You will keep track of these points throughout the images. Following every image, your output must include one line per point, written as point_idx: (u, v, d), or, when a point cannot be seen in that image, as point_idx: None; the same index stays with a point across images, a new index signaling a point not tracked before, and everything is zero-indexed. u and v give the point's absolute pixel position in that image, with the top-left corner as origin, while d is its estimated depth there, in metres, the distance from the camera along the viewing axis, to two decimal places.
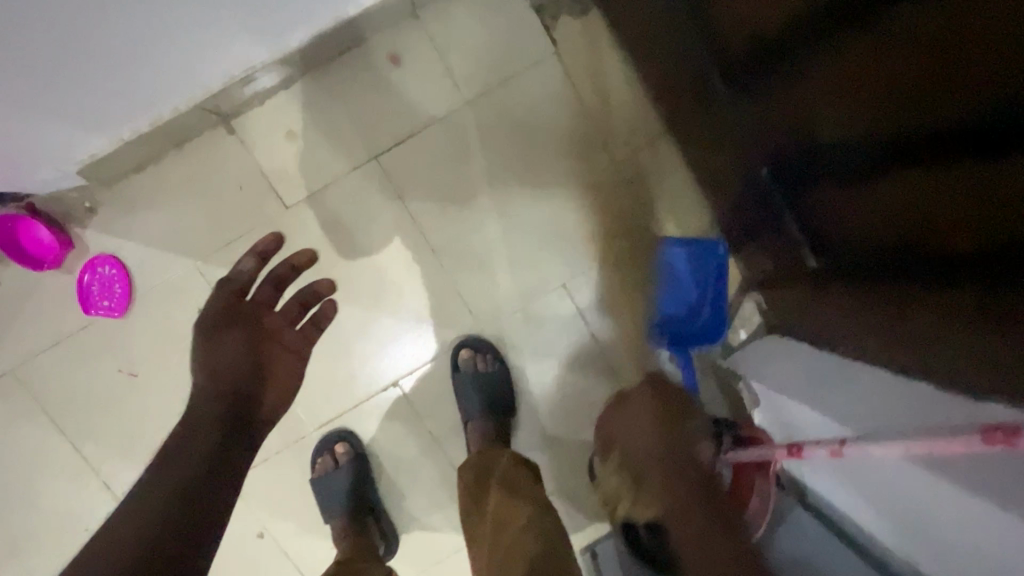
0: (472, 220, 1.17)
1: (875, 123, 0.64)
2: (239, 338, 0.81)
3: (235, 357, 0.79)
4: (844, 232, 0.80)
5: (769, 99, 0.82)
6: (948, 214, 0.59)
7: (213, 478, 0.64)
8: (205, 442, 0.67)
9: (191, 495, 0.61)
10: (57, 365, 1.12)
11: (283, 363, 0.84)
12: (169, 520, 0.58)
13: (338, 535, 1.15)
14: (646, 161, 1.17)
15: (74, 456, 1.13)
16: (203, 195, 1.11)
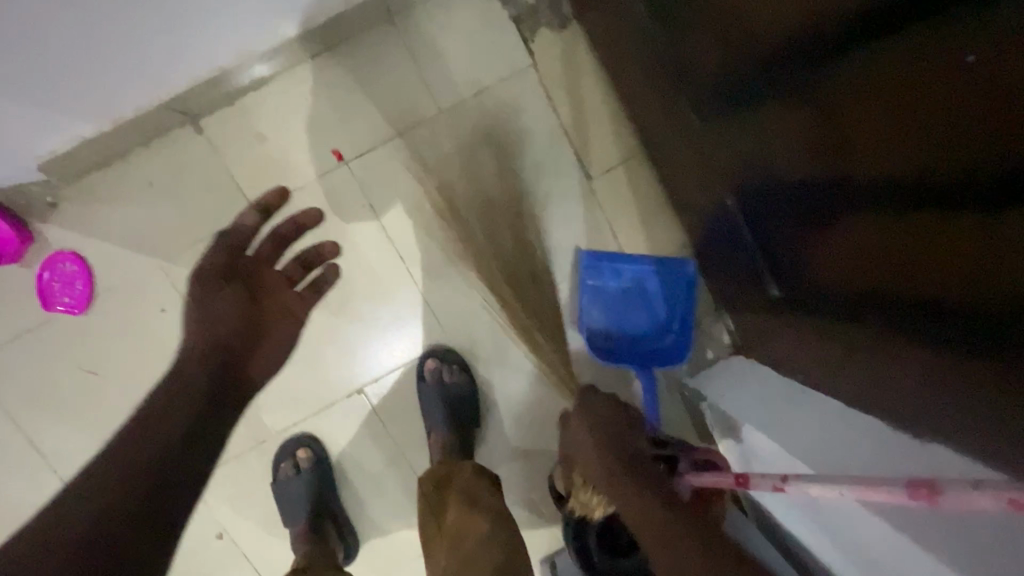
0: (443, 229, 1.16)
1: (836, 164, 0.65)
2: (233, 296, 0.77)
3: (227, 315, 0.76)
4: (810, 267, 0.80)
5: (738, 131, 0.82)
6: (918, 260, 0.58)
7: (210, 422, 0.65)
8: (203, 384, 0.67)
9: (184, 439, 0.62)
10: (15, 362, 1.10)
11: (274, 327, 0.80)
12: (157, 463, 0.58)
13: (297, 540, 1.15)
14: (619, 178, 1.17)
15: (30, 453, 1.12)
16: (170, 194, 1.10)
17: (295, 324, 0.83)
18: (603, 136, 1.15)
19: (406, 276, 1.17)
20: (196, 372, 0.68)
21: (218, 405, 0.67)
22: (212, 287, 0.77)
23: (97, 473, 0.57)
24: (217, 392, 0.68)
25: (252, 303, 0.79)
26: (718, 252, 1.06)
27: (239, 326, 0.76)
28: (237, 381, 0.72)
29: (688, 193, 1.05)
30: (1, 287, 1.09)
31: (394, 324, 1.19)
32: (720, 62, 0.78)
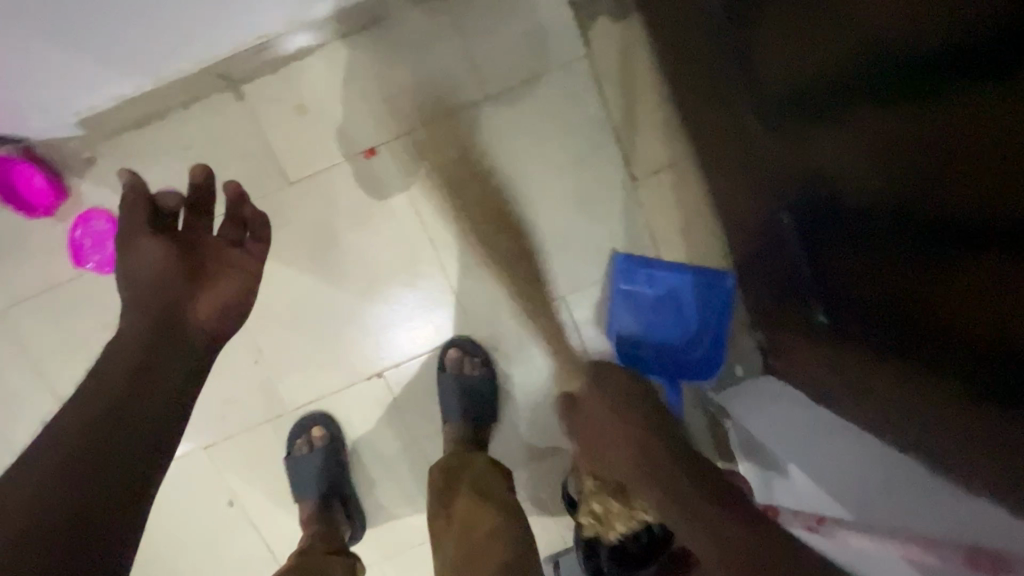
0: (476, 220, 1.13)
1: (890, 192, 0.62)
2: (152, 248, 0.67)
3: (153, 274, 0.67)
4: (857, 295, 0.76)
5: (792, 144, 0.77)
6: (979, 310, 0.54)
7: (133, 405, 0.56)
8: (124, 366, 0.59)
9: (95, 439, 0.53)
10: (41, 315, 1.11)
11: (220, 286, 0.70)
12: (69, 465, 0.51)
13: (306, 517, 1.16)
14: (665, 181, 1.12)
15: (53, 406, 1.13)
16: (204, 161, 1.08)
17: (248, 278, 0.72)
18: (653, 140, 1.10)
19: (435, 265, 1.15)
20: (124, 346, 0.61)
21: (146, 384, 0.59)
22: (131, 246, 0.68)
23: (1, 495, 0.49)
24: (142, 366, 0.59)
25: (185, 258, 0.69)
26: (763, 272, 1.01)
27: (173, 282, 0.67)
28: (177, 342, 0.64)
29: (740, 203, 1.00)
30: (31, 238, 1.09)
31: (418, 312, 1.17)
32: (784, 72, 0.72)
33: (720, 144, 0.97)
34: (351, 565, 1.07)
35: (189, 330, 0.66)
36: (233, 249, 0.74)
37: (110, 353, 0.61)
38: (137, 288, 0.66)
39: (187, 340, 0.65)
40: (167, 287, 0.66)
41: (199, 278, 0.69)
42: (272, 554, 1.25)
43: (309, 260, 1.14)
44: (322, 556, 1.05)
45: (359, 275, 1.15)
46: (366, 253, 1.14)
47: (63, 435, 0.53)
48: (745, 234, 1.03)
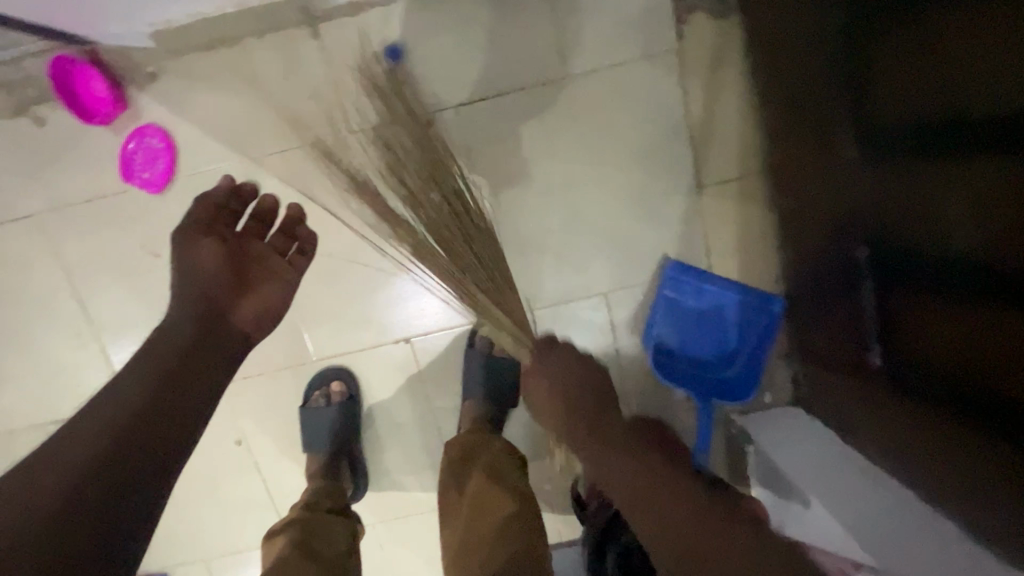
0: (532, 203, 1.10)
1: (996, 252, 0.57)
2: (211, 245, 0.86)
3: (208, 268, 0.84)
4: (920, 342, 0.76)
5: (884, 177, 0.75)
6: (1016, 367, 0.57)
7: (168, 402, 0.67)
8: (162, 365, 0.70)
9: (127, 427, 0.63)
10: (82, 227, 1.09)
11: (263, 287, 0.89)
12: (111, 443, 0.62)
13: (312, 469, 1.16)
14: (731, 195, 1.08)
15: (81, 315, 1.13)
16: (269, 97, 1.05)
17: (283, 286, 0.91)
18: (729, 150, 1.06)
19: (481, 242, 1.12)
20: (173, 333, 0.75)
21: (179, 386, 0.70)
22: (194, 241, 0.87)
23: (42, 461, 0.59)
24: (178, 367, 0.71)
25: (236, 257, 0.88)
26: (821, 298, 0.98)
27: (224, 279, 0.84)
28: (218, 338, 0.78)
29: (808, 232, 0.98)
30: (81, 148, 1.06)
31: None
32: (900, 98, 0.68)
33: (804, 167, 0.93)
34: (352, 530, 1.06)
35: (230, 325, 0.81)
36: (277, 258, 0.93)
37: (157, 340, 0.74)
38: (191, 277, 0.83)
39: (228, 336, 0.80)
40: (218, 283, 0.83)
41: (244, 278, 0.87)
42: (271, 500, 1.25)
43: (355, 214, 1.11)
44: (324, 519, 1.04)
45: (402, 239, 1.12)
46: None
47: (104, 417, 0.64)
48: (813, 257, 0.98)
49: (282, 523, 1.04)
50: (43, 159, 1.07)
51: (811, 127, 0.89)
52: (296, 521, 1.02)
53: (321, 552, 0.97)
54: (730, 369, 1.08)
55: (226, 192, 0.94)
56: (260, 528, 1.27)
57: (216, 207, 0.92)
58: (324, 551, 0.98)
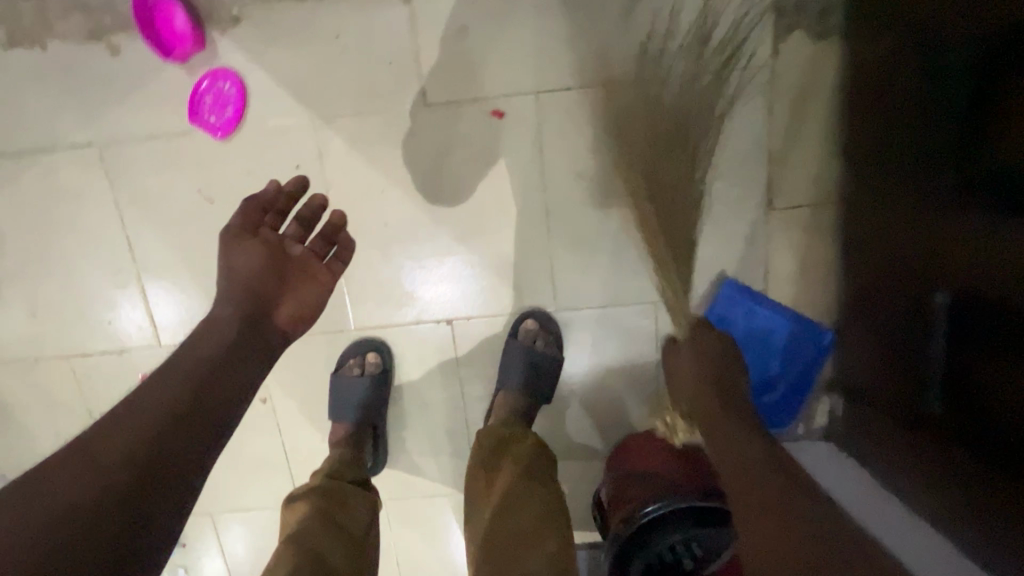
0: (597, 201, 1.08)
1: None
2: (255, 248, 0.80)
3: (249, 271, 0.79)
4: (995, 398, 0.74)
5: (982, 224, 0.71)
6: None
7: (199, 408, 0.65)
8: (178, 391, 0.65)
9: (130, 465, 0.59)
10: (141, 164, 1.08)
11: (301, 291, 0.82)
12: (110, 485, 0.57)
13: (337, 438, 1.15)
14: (799, 221, 1.06)
15: (126, 250, 1.12)
16: (349, 57, 1.03)
17: (321, 291, 0.83)
18: (806, 176, 1.04)
19: (539, 234, 1.10)
20: (209, 335, 0.72)
21: (212, 389, 0.68)
22: (237, 242, 0.81)
23: (71, 458, 0.58)
24: (212, 370, 0.69)
25: (279, 260, 0.82)
26: (881, 335, 0.96)
27: (263, 283, 0.79)
28: (251, 339, 0.74)
29: (877, 267, 0.96)
30: (151, 83, 1.04)
31: (507, 275, 1.13)
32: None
33: (885, 202, 0.92)
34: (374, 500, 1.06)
35: (265, 331, 0.77)
36: (315, 259, 0.84)
37: (196, 340, 0.72)
38: (233, 281, 0.78)
39: (266, 340, 0.77)
40: (257, 288, 0.78)
41: (283, 282, 0.81)
42: (287, 463, 1.24)
43: (416, 187, 1.09)
44: (348, 489, 1.03)
45: (460, 220, 1.10)
46: (476, 202, 1.09)
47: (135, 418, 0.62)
48: (877, 297, 0.96)
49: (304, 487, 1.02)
50: (110, 89, 1.04)
51: (904, 158, 0.86)
52: (320, 488, 1.01)
53: (345, 524, 0.97)
54: (771, 395, 1.07)
55: (276, 187, 0.86)
56: (272, 489, 1.26)
57: (262, 206, 0.85)
58: (349, 524, 0.97)
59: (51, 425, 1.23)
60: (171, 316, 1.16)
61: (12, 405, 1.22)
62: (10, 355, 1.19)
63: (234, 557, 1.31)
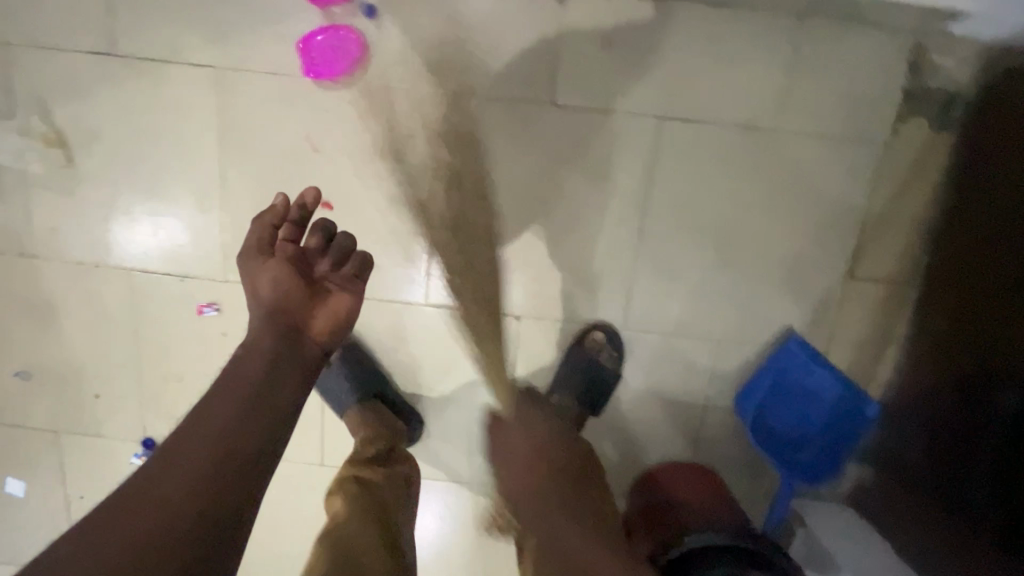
0: (689, 233, 1.11)
1: None
2: (282, 269, 0.87)
3: (281, 292, 0.86)
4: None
5: None
6: None
7: (234, 464, 0.70)
8: (230, 413, 0.73)
9: (187, 491, 0.66)
10: (255, 97, 1.06)
11: (327, 300, 0.89)
12: (170, 513, 0.64)
13: (352, 425, 1.18)
14: (875, 296, 1.11)
15: (216, 179, 1.11)
16: (488, 43, 1.04)
17: (349, 298, 0.90)
18: (892, 254, 1.09)
19: (627, 252, 1.13)
20: (241, 369, 0.78)
21: (243, 441, 0.72)
22: (264, 266, 0.88)
23: (138, 486, 0.66)
24: (242, 423, 0.73)
25: (308, 278, 0.89)
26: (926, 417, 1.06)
27: (296, 300, 0.86)
28: (291, 360, 0.82)
29: (937, 356, 1.05)
30: (288, 19, 1.03)
31: (586, 284, 1.15)
32: None
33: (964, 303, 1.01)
34: (399, 476, 1.13)
35: (302, 345, 0.84)
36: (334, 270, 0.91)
37: (235, 367, 0.78)
38: (267, 300, 0.85)
39: (305, 353, 0.84)
40: (287, 305, 0.86)
41: (315, 296, 0.89)
42: (320, 420, 1.24)
43: (521, 182, 1.10)
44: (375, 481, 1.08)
45: (554, 223, 1.12)
46: (575, 208, 1.11)
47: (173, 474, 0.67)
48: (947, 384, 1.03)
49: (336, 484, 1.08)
50: (243, 17, 1.03)
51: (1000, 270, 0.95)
52: (349, 480, 1.06)
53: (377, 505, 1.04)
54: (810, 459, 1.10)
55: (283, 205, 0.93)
56: (298, 443, 1.25)
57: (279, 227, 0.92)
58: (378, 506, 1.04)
59: (96, 332, 1.22)
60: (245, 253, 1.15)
61: (60, 303, 1.20)
62: (70, 255, 1.17)
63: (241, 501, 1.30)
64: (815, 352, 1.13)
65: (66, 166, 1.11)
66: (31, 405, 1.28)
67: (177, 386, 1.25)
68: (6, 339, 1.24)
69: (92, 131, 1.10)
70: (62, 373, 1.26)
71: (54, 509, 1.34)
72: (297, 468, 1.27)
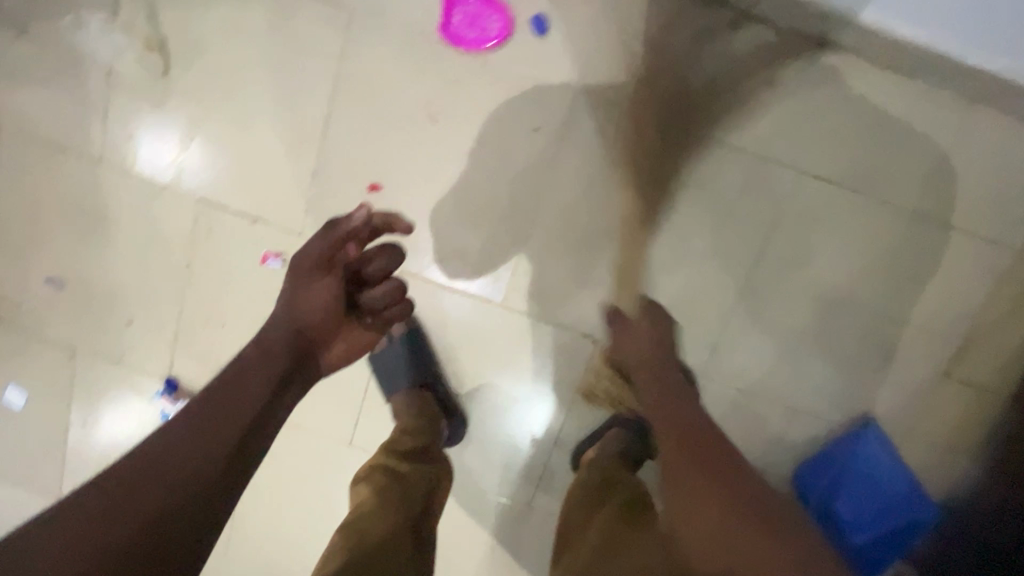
0: (796, 292, 1.07)
1: None
2: (329, 287, 0.83)
3: (313, 311, 0.82)
4: None
5: None
6: None
7: (239, 461, 0.64)
8: (242, 411, 0.67)
9: (180, 495, 0.58)
10: (385, 52, 1.01)
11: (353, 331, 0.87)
12: (162, 516, 0.56)
13: (396, 409, 1.08)
14: (966, 398, 1.08)
15: (322, 124, 1.03)
16: (646, 54, 1.00)
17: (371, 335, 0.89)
18: (994, 361, 1.06)
19: (725, 298, 1.08)
20: (253, 364, 0.73)
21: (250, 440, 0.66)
22: (308, 278, 0.83)
23: (120, 481, 0.57)
24: (255, 424, 0.67)
25: (346, 301, 0.86)
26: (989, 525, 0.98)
27: (325, 324, 0.83)
28: (309, 365, 0.80)
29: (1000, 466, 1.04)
30: None
31: (675, 322, 1.09)
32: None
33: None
34: (433, 476, 1.00)
35: (315, 373, 0.82)
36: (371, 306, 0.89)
37: (247, 364, 0.73)
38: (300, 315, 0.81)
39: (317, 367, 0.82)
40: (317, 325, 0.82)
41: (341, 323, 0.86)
42: (362, 399, 1.17)
43: (639, 202, 1.05)
44: (407, 468, 0.98)
45: (660, 252, 1.07)
46: (684, 241, 1.06)
47: (147, 495, 0.57)
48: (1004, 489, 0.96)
49: (368, 468, 0.99)
50: None
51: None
52: (383, 466, 0.98)
53: (404, 501, 0.92)
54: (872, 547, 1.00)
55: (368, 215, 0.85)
56: (331, 417, 1.18)
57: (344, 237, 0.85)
58: (404, 503, 0.92)
59: (145, 253, 1.13)
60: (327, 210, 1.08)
61: (113, 213, 1.11)
62: (136, 169, 1.07)
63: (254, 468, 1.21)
64: (888, 439, 1.08)
65: (161, 76, 1.03)
66: (51, 319, 1.18)
67: (216, 330, 1.16)
68: (42, 242, 1.13)
69: (198, 46, 1.02)
70: (93, 292, 1.16)
71: (50, 431, 1.24)
72: (322, 442, 1.19)
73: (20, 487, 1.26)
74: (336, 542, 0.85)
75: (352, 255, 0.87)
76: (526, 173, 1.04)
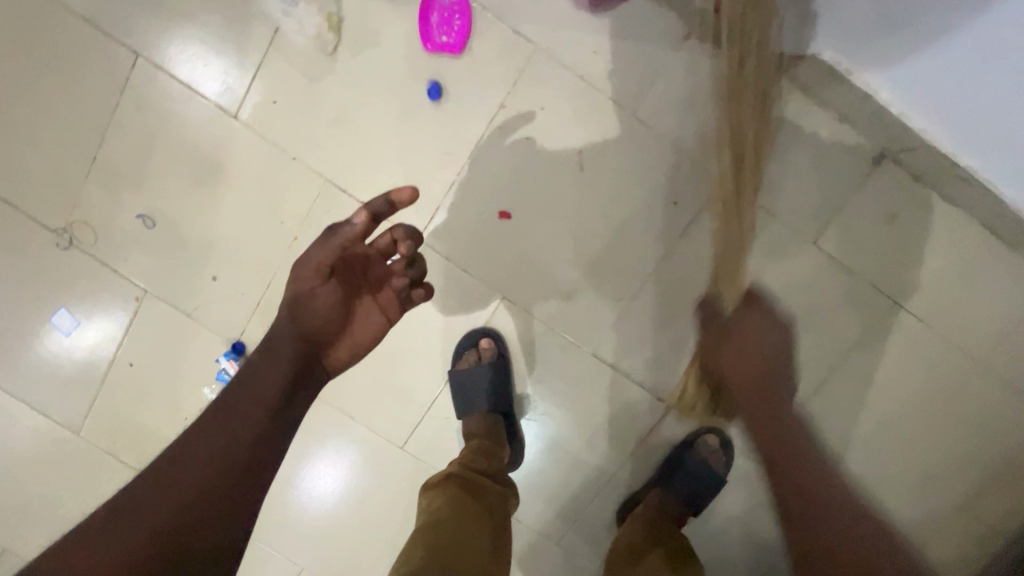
0: (859, 405, 1.16)
1: None
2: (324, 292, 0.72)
3: (317, 317, 0.72)
4: None
5: None
6: None
7: (244, 466, 0.64)
8: (249, 419, 0.66)
9: (190, 504, 0.60)
10: (549, 92, 1.07)
11: (361, 324, 0.76)
12: (175, 524, 0.58)
13: (471, 429, 1.11)
14: (979, 535, 1.18)
15: (476, 143, 1.08)
16: (787, 160, 1.09)
17: (383, 324, 0.77)
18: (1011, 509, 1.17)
19: (795, 397, 1.16)
20: (259, 371, 0.70)
21: (257, 445, 0.66)
22: (307, 284, 0.72)
23: (140, 495, 0.60)
24: (262, 426, 0.67)
25: (348, 299, 0.75)
26: None
27: (331, 325, 0.73)
28: (317, 369, 0.74)
29: None
30: (622, 46, 1.06)
31: None
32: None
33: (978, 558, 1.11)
34: (501, 493, 1.01)
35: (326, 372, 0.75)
36: (386, 293, 0.77)
37: (252, 371, 0.70)
38: (302, 322, 0.72)
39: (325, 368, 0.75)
40: (321, 331, 0.73)
41: (349, 317, 0.75)
42: (428, 407, 1.19)
43: None
44: (477, 482, 0.99)
45: None
46: None
47: (160, 508, 0.59)
48: None
49: (439, 477, 1.01)
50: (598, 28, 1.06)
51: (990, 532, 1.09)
52: (455, 477, 0.99)
53: (475, 512, 0.93)
54: None
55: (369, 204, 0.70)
56: (392, 417, 1.20)
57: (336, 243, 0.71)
58: (479, 513, 0.94)
59: (254, 215, 1.11)
60: (454, 224, 1.11)
61: (235, 169, 1.09)
62: (272, 135, 1.08)
63: (304, 448, 1.22)
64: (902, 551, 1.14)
65: (328, 55, 1.05)
66: (132, 253, 1.14)
67: None
68: (151, 176, 1.11)
69: (374, 36, 1.05)
70: (186, 241, 1.13)
71: (90, 365, 1.18)
72: (378, 438, 1.21)
73: (37, 413, 1.19)
74: (409, 549, 0.87)
75: (358, 249, 0.74)
76: (650, 239, 1.11)
